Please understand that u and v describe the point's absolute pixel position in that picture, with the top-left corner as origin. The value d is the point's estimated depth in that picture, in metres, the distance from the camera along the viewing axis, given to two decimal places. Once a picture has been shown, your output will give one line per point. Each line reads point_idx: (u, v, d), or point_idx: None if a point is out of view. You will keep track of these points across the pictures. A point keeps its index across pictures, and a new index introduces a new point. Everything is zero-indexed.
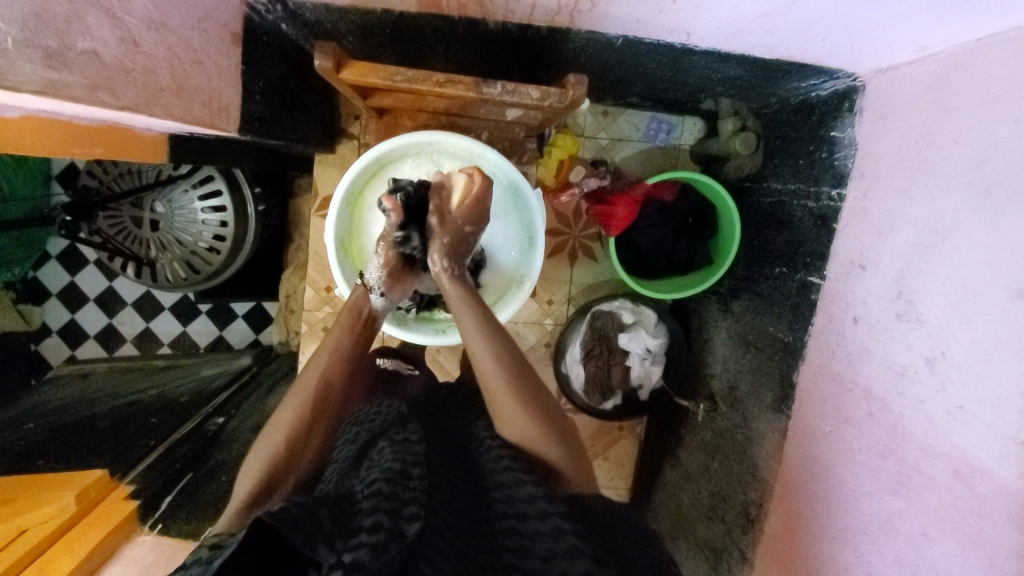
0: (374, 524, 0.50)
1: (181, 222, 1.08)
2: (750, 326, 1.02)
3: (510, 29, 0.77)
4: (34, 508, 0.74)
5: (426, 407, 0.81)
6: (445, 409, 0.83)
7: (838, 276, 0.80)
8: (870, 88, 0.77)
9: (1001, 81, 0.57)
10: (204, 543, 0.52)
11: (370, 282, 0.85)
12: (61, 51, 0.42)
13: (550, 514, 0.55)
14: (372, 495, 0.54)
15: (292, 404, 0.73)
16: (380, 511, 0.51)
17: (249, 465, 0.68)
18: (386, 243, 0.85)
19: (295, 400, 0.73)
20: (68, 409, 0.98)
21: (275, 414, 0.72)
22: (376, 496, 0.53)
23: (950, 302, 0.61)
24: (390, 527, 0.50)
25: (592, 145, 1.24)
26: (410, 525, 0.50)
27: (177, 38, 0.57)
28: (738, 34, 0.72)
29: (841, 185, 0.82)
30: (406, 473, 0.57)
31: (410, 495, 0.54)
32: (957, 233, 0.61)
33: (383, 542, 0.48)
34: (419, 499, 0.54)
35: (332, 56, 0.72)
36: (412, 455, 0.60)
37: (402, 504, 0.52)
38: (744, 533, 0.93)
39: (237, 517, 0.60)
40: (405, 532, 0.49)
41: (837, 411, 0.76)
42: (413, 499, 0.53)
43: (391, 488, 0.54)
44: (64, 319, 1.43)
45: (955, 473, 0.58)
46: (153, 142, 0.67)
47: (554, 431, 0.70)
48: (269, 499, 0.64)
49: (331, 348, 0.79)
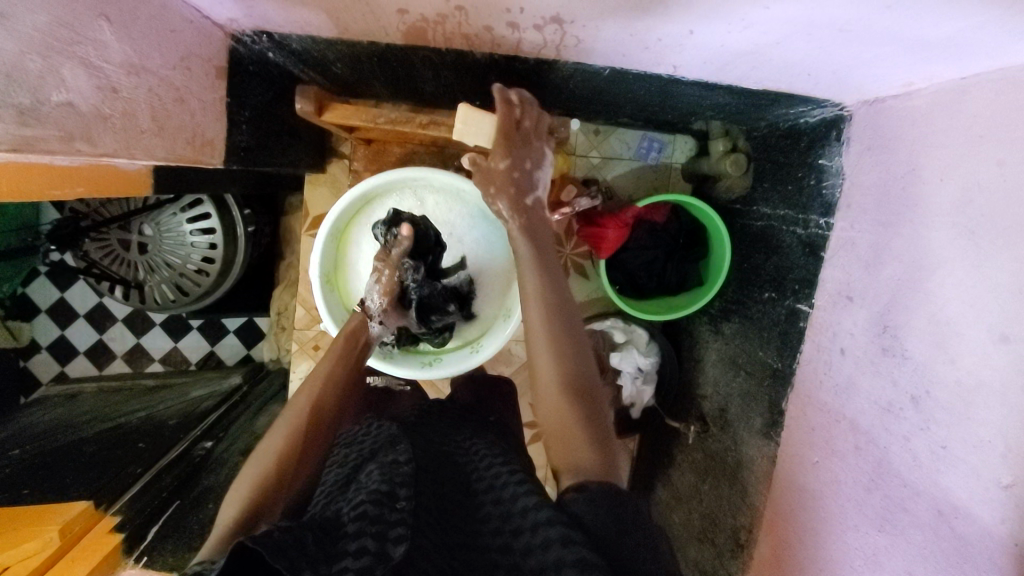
0: (359, 549, 0.50)
1: (169, 245, 1.07)
2: (740, 349, 1.02)
3: (497, 60, 0.77)
4: (17, 545, 0.72)
5: (419, 427, 0.81)
6: (438, 427, 0.83)
7: (825, 305, 0.81)
8: (857, 119, 0.77)
9: (985, 122, 0.58)
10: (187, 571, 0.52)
11: (370, 309, 0.84)
12: (33, 106, 0.41)
13: (542, 525, 0.55)
14: (359, 517, 0.53)
15: (282, 428, 0.70)
16: (366, 535, 0.51)
17: (235, 490, 0.65)
18: (392, 270, 0.84)
19: (285, 424, 0.70)
20: (53, 434, 0.97)
21: (264, 441, 0.69)
22: (363, 519, 0.52)
23: (934, 340, 0.61)
24: (377, 551, 0.50)
25: (583, 165, 1.24)
26: (395, 547, 0.50)
27: (158, 79, 0.56)
28: (723, 68, 0.73)
29: (829, 214, 0.82)
30: (393, 494, 0.56)
31: (397, 516, 0.54)
32: (942, 272, 0.61)
33: (369, 566, 0.49)
34: (406, 520, 0.54)
35: (314, 101, 0.78)
36: (400, 476, 0.59)
37: (388, 526, 0.52)
38: (733, 558, 0.93)
39: (223, 544, 0.57)
40: (391, 555, 0.50)
41: (825, 442, 0.76)
42: (399, 521, 0.53)
43: (377, 510, 0.53)
44: (53, 335, 1.42)
45: (939, 513, 0.58)
46: (136, 176, 0.66)
47: (586, 410, 0.68)
48: (257, 524, 0.60)
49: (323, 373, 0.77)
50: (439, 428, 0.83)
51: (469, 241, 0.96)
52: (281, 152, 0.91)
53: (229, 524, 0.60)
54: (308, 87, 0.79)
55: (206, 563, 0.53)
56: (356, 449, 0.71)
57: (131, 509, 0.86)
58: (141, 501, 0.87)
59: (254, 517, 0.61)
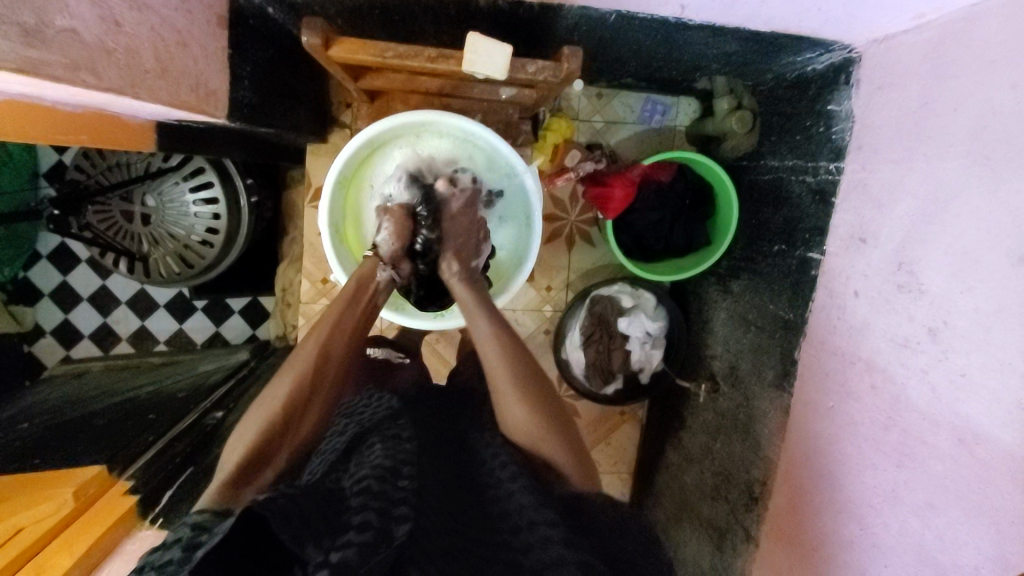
0: (362, 523, 0.48)
1: (172, 216, 1.07)
2: (750, 305, 1.02)
3: (501, 6, 0.76)
4: (32, 506, 0.73)
5: (423, 407, 0.78)
6: (437, 405, 0.82)
7: (837, 251, 0.80)
8: (866, 59, 0.77)
9: (997, 45, 0.56)
10: (187, 521, 0.52)
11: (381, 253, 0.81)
12: (39, 28, 0.40)
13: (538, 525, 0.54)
14: (361, 492, 0.51)
15: (289, 377, 0.69)
16: (369, 509, 0.49)
17: (239, 435, 0.66)
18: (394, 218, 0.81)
19: (292, 371, 0.70)
20: (62, 408, 0.96)
21: (270, 389, 0.69)
22: (366, 493, 0.51)
23: (951, 271, 0.60)
24: (380, 527, 0.47)
25: (587, 129, 1.23)
26: (400, 526, 0.48)
27: (160, 19, 0.56)
28: (732, 6, 0.71)
29: (839, 159, 0.81)
30: (397, 471, 0.55)
31: (400, 494, 0.52)
32: (958, 202, 0.60)
33: (372, 543, 0.46)
34: (409, 500, 0.52)
35: (321, 33, 0.70)
36: (403, 453, 0.59)
37: (392, 504, 0.50)
38: (748, 511, 0.93)
39: (220, 500, 0.58)
40: (394, 533, 0.48)
41: (839, 386, 0.76)
42: (403, 499, 0.51)
43: (381, 487, 0.52)
44: (57, 319, 1.40)
45: (959, 441, 0.57)
46: (139, 129, 0.66)
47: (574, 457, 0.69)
48: (245, 492, 0.61)
49: (334, 324, 0.74)
50: (438, 415, 0.79)
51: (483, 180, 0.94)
52: (284, 113, 0.89)
53: (231, 473, 0.62)
54: (313, 19, 0.72)
55: (205, 516, 0.53)
56: (356, 420, 0.70)
57: (145, 475, 0.85)
58: (155, 466, 0.87)
59: (255, 468, 0.63)
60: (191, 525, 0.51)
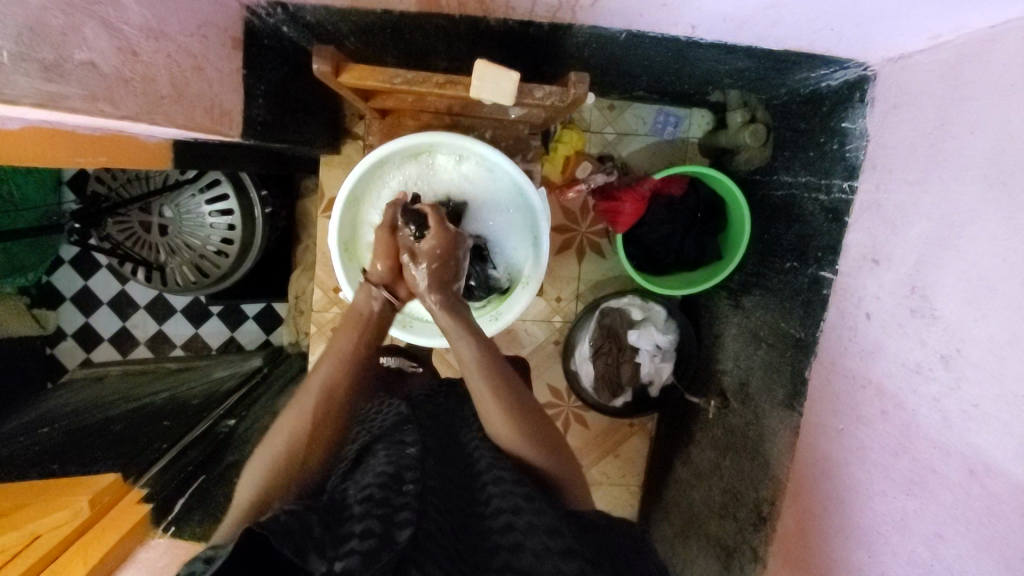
0: (365, 530, 0.47)
1: (189, 226, 1.09)
2: (761, 322, 1.01)
3: (511, 26, 0.76)
4: (47, 513, 0.73)
5: (432, 410, 0.78)
6: (449, 408, 0.81)
7: (850, 271, 0.79)
8: (880, 78, 0.76)
9: (1013, 69, 0.55)
10: (198, 555, 0.49)
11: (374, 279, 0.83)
12: (58, 62, 0.42)
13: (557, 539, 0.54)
14: (364, 500, 0.51)
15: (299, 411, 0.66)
16: (371, 517, 0.48)
17: (253, 466, 0.63)
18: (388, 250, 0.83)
19: (301, 401, 0.68)
20: (82, 413, 1.00)
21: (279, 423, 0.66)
22: (368, 501, 0.50)
23: (966, 297, 0.59)
24: (381, 533, 0.47)
25: (598, 141, 1.22)
26: (402, 531, 0.48)
27: (177, 45, 0.57)
28: (744, 26, 0.71)
29: (852, 178, 0.81)
30: (399, 478, 0.55)
31: (402, 500, 0.51)
32: (973, 226, 0.59)
33: (374, 549, 0.45)
34: (411, 504, 0.51)
35: (332, 60, 0.71)
36: (406, 459, 0.58)
37: (393, 511, 0.50)
38: (756, 531, 0.92)
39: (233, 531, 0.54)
40: (396, 538, 0.47)
41: (850, 410, 0.75)
42: (405, 504, 0.51)
43: (383, 494, 0.52)
44: (78, 322, 1.43)
45: (970, 472, 0.56)
46: (156, 148, 0.68)
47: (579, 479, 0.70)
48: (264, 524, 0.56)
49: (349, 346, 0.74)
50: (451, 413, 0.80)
51: (493, 197, 0.95)
52: (297, 129, 0.91)
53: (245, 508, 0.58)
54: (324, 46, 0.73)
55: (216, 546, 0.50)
56: (368, 429, 0.70)
57: (159, 483, 0.86)
58: (169, 474, 0.88)
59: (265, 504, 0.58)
60: (206, 556, 0.48)
